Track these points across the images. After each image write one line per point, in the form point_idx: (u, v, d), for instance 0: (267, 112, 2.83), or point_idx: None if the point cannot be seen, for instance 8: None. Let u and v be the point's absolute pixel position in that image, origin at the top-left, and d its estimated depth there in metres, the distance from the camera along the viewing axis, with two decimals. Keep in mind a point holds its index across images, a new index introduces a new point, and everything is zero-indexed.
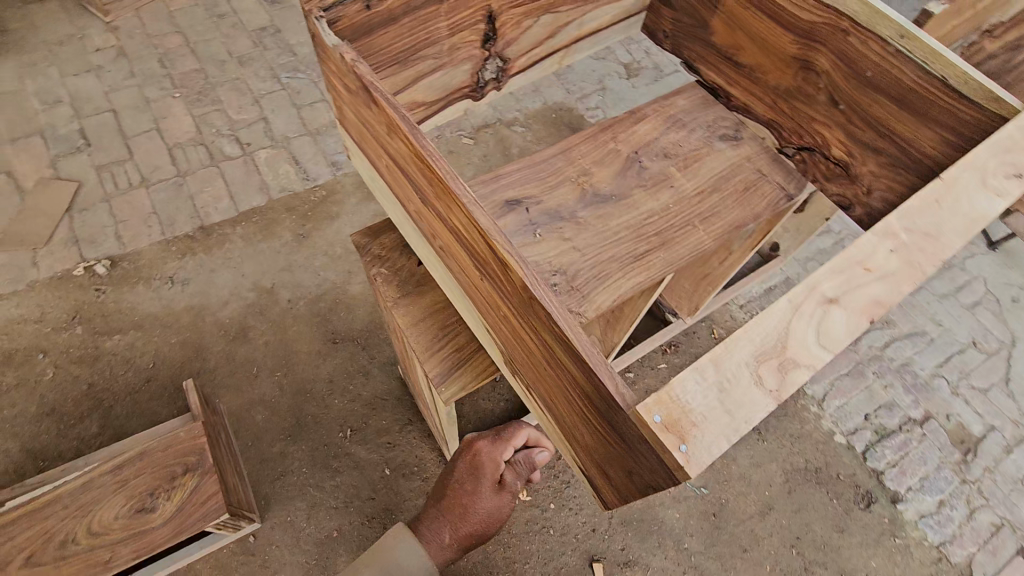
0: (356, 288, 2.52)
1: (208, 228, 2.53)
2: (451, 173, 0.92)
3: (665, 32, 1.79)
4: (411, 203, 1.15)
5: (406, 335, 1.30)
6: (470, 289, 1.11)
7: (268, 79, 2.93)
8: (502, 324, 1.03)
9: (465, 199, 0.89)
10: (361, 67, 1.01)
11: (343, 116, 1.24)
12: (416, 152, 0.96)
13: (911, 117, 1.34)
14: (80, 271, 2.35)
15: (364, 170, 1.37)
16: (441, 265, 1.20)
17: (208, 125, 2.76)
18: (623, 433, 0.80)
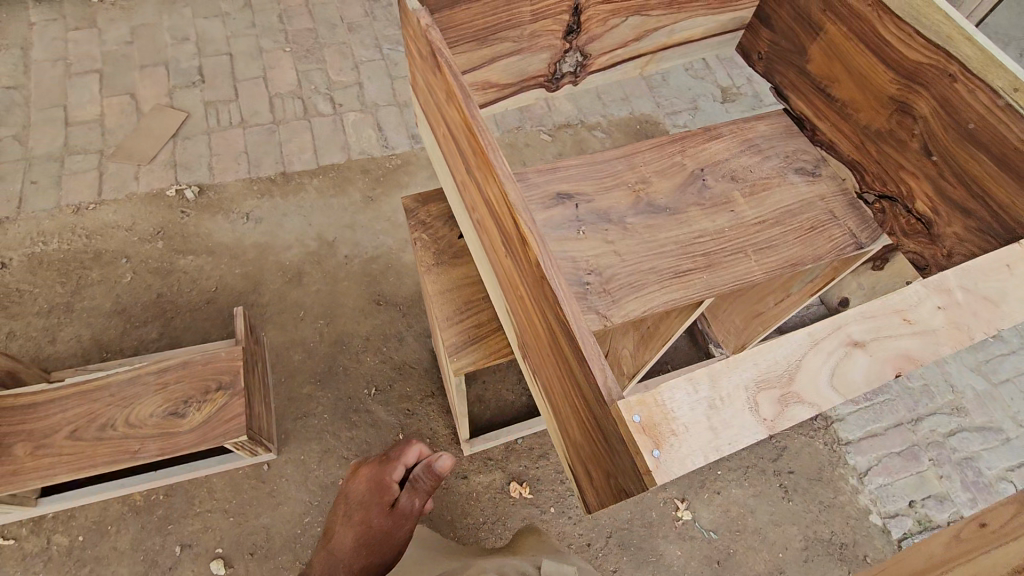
0: (409, 257, 2.62)
1: (288, 175, 2.70)
2: (493, 145, 0.94)
3: (760, 54, 1.71)
4: (459, 175, 1.18)
5: (432, 301, 1.33)
6: (496, 267, 1.12)
7: (371, 47, 3.09)
8: (518, 305, 1.05)
9: (501, 171, 0.91)
10: (433, 33, 1.05)
11: (414, 82, 1.29)
12: (467, 122, 0.99)
13: (1011, 180, 1.22)
14: (172, 193, 2.58)
15: (426, 138, 1.42)
16: (477, 241, 1.23)
17: (309, 81, 2.94)
18: (604, 430, 0.79)
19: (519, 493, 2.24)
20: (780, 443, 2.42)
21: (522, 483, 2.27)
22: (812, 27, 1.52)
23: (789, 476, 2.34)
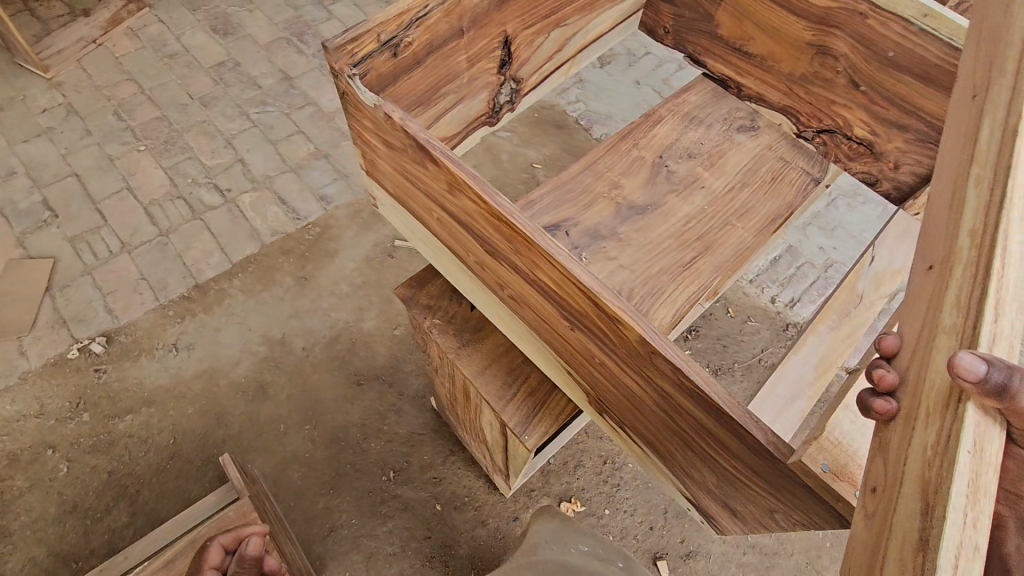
0: (370, 324, 2.46)
1: (203, 286, 2.43)
2: (537, 230, 0.87)
3: (666, 28, 1.74)
4: (471, 257, 1.10)
5: (473, 384, 1.24)
6: (550, 338, 1.07)
7: (235, 117, 2.85)
8: (597, 373, 1.01)
9: (560, 256, 0.85)
10: (412, 125, 0.94)
11: (377, 169, 1.17)
12: (493, 214, 0.90)
13: (938, 92, 1.34)
14: (76, 354, 2.23)
15: (398, 220, 1.30)
16: (509, 315, 1.15)
17: (182, 175, 2.65)
18: (766, 473, 0.82)
19: (572, 510, 2.21)
20: (769, 362, 2.67)
21: (571, 499, 2.24)
22: None
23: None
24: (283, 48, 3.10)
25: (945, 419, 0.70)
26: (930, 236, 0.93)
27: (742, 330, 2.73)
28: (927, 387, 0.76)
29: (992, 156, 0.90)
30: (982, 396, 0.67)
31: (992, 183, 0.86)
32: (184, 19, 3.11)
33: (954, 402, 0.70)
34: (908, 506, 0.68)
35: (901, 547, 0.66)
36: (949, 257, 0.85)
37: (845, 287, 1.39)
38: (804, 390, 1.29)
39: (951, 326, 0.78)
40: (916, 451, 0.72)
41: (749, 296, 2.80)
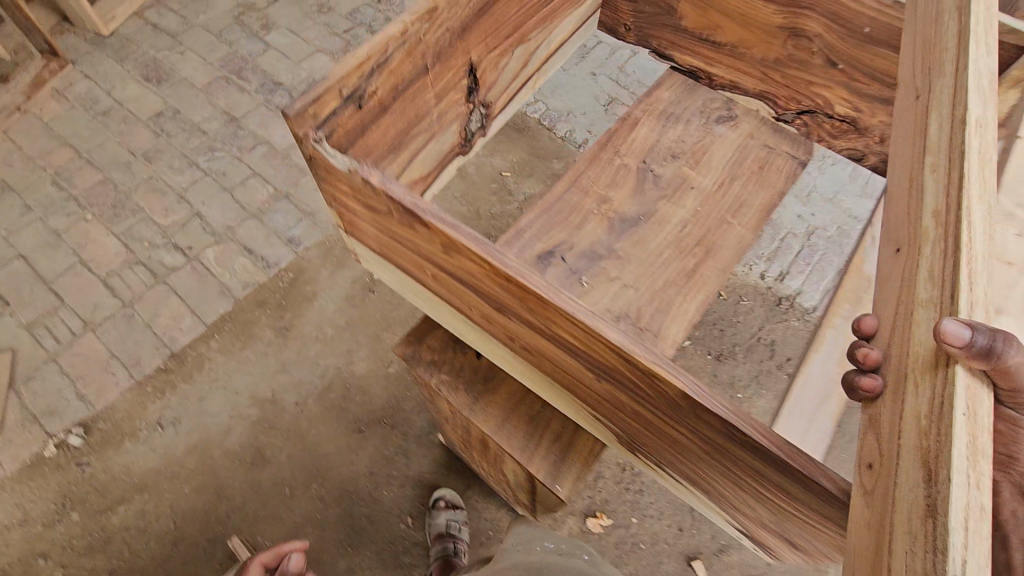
0: (362, 365, 2.36)
1: (179, 354, 2.30)
2: (551, 287, 0.80)
3: (627, 26, 1.66)
4: (475, 311, 1.03)
5: (493, 439, 1.17)
6: (573, 387, 1.01)
7: (184, 168, 2.69)
8: (630, 420, 0.95)
9: (582, 314, 0.78)
10: (394, 189, 0.86)
11: (357, 229, 1.08)
12: (499, 277, 0.83)
13: None
14: (53, 451, 2.09)
15: (387, 277, 1.22)
16: (523, 364, 1.08)
17: (137, 239, 2.50)
18: (830, 510, 0.78)
19: (600, 525, 2.17)
20: (768, 339, 2.65)
21: (596, 514, 2.19)
22: None
23: (789, 361, 2.61)
24: (222, 87, 2.94)
25: (933, 380, 0.75)
26: (900, 218, 1.01)
27: (737, 310, 2.70)
28: (912, 354, 0.81)
29: (944, 144, 0.94)
30: (970, 359, 0.70)
31: (947, 168, 0.90)
32: (112, 71, 2.94)
33: (942, 366, 0.74)
34: (907, 473, 0.71)
35: (910, 517, 0.67)
36: (919, 238, 0.91)
37: (852, 274, 1.35)
38: (832, 390, 1.27)
39: (929, 297, 0.83)
40: (909, 419, 0.76)
41: (738, 276, 2.78)
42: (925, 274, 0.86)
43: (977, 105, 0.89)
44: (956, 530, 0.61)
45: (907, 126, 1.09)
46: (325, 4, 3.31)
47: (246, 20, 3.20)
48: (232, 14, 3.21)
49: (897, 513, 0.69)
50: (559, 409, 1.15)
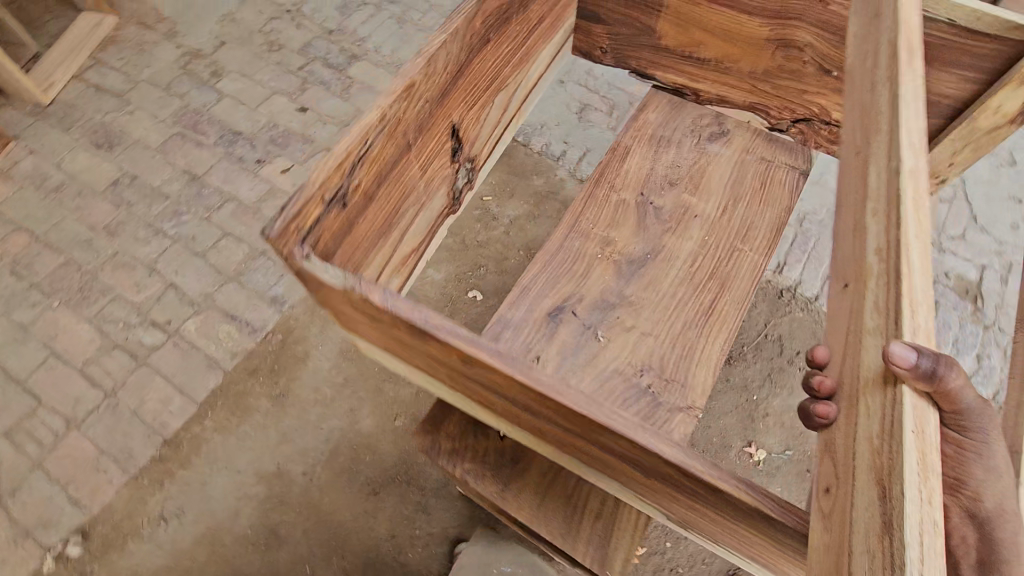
0: (368, 423, 2.26)
1: (173, 439, 2.18)
2: (589, 402, 0.77)
3: (603, 49, 1.57)
4: (497, 404, 0.97)
5: (532, 527, 1.12)
6: (613, 467, 0.97)
7: (150, 238, 2.55)
8: (677, 496, 0.92)
9: (626, 429, 0.75)
10: (402, 307, 0.79)
11: (356, 330, 0.99)
12: (529, 388, 0.78)
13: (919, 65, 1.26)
14: (52, 565, 1.98)
15: (392, 367, 1.14)
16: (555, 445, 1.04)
17: (111, 321, 2.37)
18: None
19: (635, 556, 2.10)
20: (775, 335, 2.57)
21: None
22: (650, 6, 1.42)
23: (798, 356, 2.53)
24: (178, 144, 2.79)
25: (881, 400, 0.77)
26: (848, 258, 1.03)
27: None
28: (859, 378, 0.84)
29: (882, 192, 0.94)
30: (916, 382, 0.73)
31: (886, 210, 0.90)
32: (59, 142, 2.78)
33: (890, 386, 0.76)
34: (863, 494, 0.72)
35: (867, 537, 0.68)
36: (863, 276, 0.91)
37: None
38: None
39: (876, 329, 0.84)
40: (862, 440, 0.77)
41: None
42: (869, 317, 0.86)
43: (907, 157, 0.90)
44: (911, 544, 0.61)
45: (851, 173, 1.09)
46: (276, 42, 3.17)
47: (194, 69, 3.05)
48: (178, 64, 3.06)
49: (859, 536, 0.69)
50: (594, 482, 1.11)
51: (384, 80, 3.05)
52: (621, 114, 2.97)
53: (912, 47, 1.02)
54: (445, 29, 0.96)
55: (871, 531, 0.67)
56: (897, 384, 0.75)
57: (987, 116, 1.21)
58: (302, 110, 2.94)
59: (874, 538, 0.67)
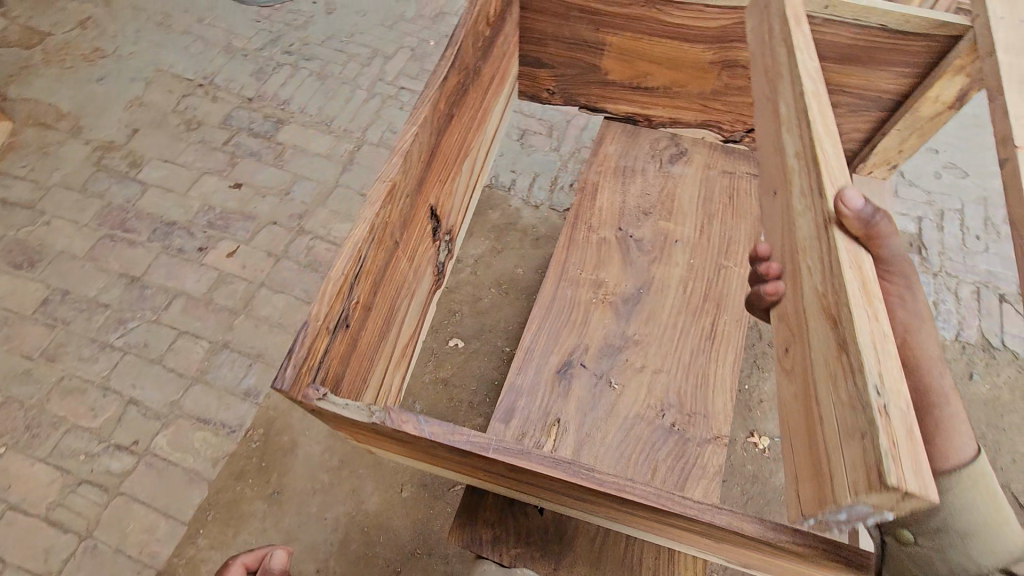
0: (373, 500, 2.15)
1: (166, 568, 2.01)
2: (635, 486, 0.79)
3: (550, 90, 1.56)
4: (534, 487, 0.97)
5: None
6: (658, 525, 1.00)
7: (97, 354, 2.36)
8: (736, 544, 0.96)
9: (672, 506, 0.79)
10: (436, 429, 0.78)
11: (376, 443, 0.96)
12: (586, 487, 0.80)
13: (857, 67, 1.38)
14: None
15: (413, 462, 1.12)
16: (597, 511, 1.04)
17: (70, 455, 2.17)
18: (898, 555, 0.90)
19: None
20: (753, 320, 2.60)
21: None
22: (592, 46, 1.43)
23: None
24: (108, 248, 2.61)
25: (822, 260, 0.95)
26: (772, 166, 1.19)
27: None
28: (800, 251, 1.04)
29: (792, 113, 1.10)
30: (857, 230, 0.91)
31: (798, 124, 1.07)
32: None
33: (826, 234, 0.94)
34: (822, 334, 0.92)
35: (828, 365, 0.88)
36: (789, 178, 1.10)
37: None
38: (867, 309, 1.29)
39: (806, 211, 1.02)
40: (812, 297, 0.97)
41: None
42: (799, 205, 1.05)
43: (808, 81, 1.05)
44: (864, 350, 0.79)
45: (765, 122, 1.22)
46: (193, 119, 3.02)
47: (109, 163, 2.86)
48: (91, 161, 2.86)
49: (824, 368, 0.89)
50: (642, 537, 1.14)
51: (316, 141, 2.96)
52: (561, 134, 3.00)
53: (800, 17, 1.14)
54: (414, 120, 0.92)
55: (832, 358, 0.86)
56: (827, 227, 0.94)
57: (928, 107, 1.36)
58: (235, 186, 2.81)
59: (835, 362, 0.85)
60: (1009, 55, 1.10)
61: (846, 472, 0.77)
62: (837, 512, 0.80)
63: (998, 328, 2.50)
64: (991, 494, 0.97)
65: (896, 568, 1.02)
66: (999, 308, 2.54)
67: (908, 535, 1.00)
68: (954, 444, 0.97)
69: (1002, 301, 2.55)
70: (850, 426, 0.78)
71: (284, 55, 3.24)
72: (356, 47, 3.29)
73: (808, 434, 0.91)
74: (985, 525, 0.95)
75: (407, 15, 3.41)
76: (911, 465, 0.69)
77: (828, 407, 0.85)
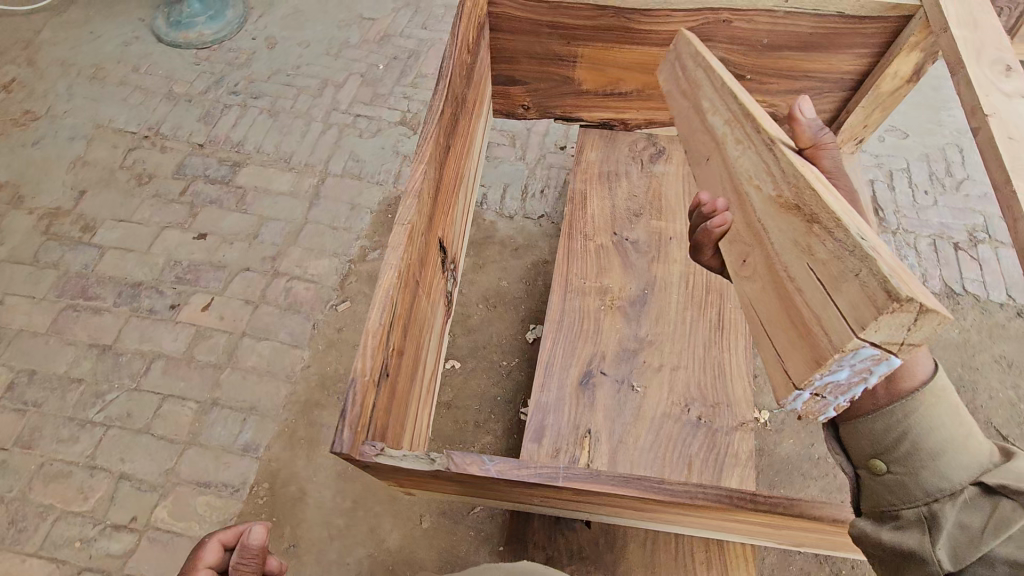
0: (393, 536, 2.10)
1: None
2: (680, 486, 0.86)
3: (525, 105, 1.65)
4: (580, 504, 1.00)
5: None
6: (714, 521, 1.04)
7: (77, 432, 2.23)
8: (772, 523, 1.05)
9: (709, 500, 0.85)
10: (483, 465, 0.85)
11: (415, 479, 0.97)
12: (648, 497, 0.86)
13: (817, 54, 1.48)
14: None
15: (445, 495, 1.13)
16: (655, 518, 1.06)
17: (65, 543, 2.05)
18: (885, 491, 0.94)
19: None
20: None
21: None
22: (565, 59, 1.52)
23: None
24: (72, 319, 2.48)
25: (772, 172, 1.02)
26: (692, 141, 1.30)
27: None
28: (741, 179, 1.10)
29: (715, 100, 1.24)
30: (805, 131, 1.25)
31: (721, 97, 1.22)
32: None
33: (772, 148, 1.04)
34: (782, 227, 0.95)
35: (794, 247, 0.91)
36: (721, 143, 1.19)
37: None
38: None
39: (744, 149, 1.12)
40: (764, 203, 1.01)
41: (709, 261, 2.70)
42: (736, 151, 1.14)
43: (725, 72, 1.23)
44: (839, 215, 0.85)
45: (681, 121, 1.35)
46: (143, 173, 2.90)
47: (59, 230, 2.71)
48: (38, 230, 2.71)
49: (791, 251, 0.91)
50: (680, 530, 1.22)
51: (278, 179, 2.89)
52: (524, 143, 3.02)
53: (699, 52, 1.34)
54: (419, 158, 0.93)
55: (799, 237, 0.90)
56: (775, 143, 1.03)
57: (888, 82, 1.48)
58: (200, 236, 2.71)
59: (805, 239, 0.89)
60: (961, 29, 1.26)
61: (844, 315, 0.78)
62: (840, 360, 0.79)
63: (957, 274, 2.65)
64: (953, 409, 0.91)
65: (871, 502, 0.96)
66: (954, 255, 2.69)
67: (881, 464, 0.93)
68: (914, 364, 0.92)
69: (957, 248, 2.71)
70: (835, 274, 0.81)
71: (230, 96, 3.16)
72: (305, 79, 3.23)
73: (783, 314, 0.90)
74: (952, 440, 0.90)
75: (351, 41, 3.37)
76: (913, 286, 0.73)
77: (806, 274, 0.86)
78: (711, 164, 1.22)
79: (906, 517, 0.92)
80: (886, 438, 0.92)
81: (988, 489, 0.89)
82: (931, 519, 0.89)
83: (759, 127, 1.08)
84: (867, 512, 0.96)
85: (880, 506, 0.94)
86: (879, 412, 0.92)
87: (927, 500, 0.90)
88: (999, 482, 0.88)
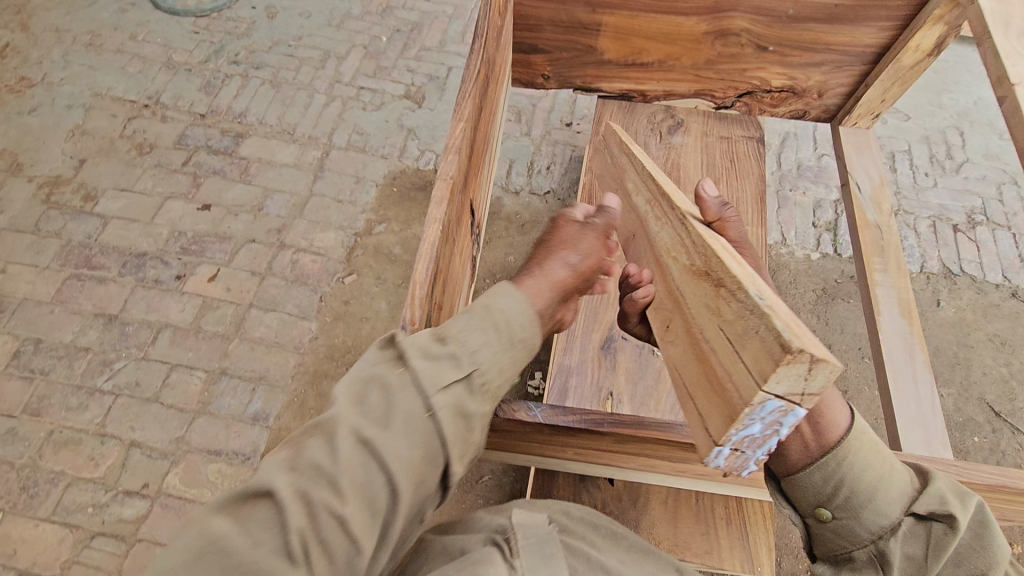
0: None
1: None
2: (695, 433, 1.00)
3: (546, 75, 1.71)
4: (609, 457, 1.11)
5: (676, 540, 1.39)
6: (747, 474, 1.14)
7: (86, 401, 2.23)
8: None
9: None
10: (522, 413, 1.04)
11: None
12: (672, 441, 1.00)
13: (840, 26, 1.52)
14: None
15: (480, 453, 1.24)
16: (687, 475, 1.16)
17: (78, 508, 2.07)
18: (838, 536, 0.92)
19: None
20: None
21: None
22: (590, 29, 1.59)
23: (839, 283, 2.45)
24: (76, 288, 2.46)
25: (685, 244, 1.01)
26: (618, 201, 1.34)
27: None
28: (662, 251, 1.09)
29: (632, 167, 1.26)
30: (709, 208, 1.15)
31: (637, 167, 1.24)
32: None
33: (679, 216, 1.05)
34: (696, 293, 0.95)
35: (706, 313, 0.90)
36: (643, 220, 1.19)
37: (864, 227, 1.63)
38: (912, 340, 1.50)
39: (664, 224, 1.10)
40: (680, 272, 1.01)
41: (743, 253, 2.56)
42: (657, 228, 1.13)
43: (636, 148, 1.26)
44: (740, 276, 0.84)
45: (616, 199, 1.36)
46: (144, 143, 2.85)
47: (60, 199, 2.67)
48: (38, 199, 2.67)
49: (703, 314, 0.91)
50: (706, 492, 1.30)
51: (282, 151, 2.86)
52: (530, 118, 3.01)
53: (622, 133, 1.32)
54: (459, 115, 0.98)
55: (710, 302, 0.89)
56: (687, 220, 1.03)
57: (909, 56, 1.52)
58: (204, 207, 2.69)
59: (715, 302, 0.88)
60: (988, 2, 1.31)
61: (748, 369, 0.77)
62: (751, 414, 0.78)
63: (955, 255, 2.70)
64: (874, 448, 0.91)
65: (823, 547, 0.95)
66: (952, 237, 2.75)
67: (826, 513, 0.92)
68: (833, 415, 0.92)
69: (954, 230, 2.76)
70: (739, 333, 0.80)
71: (231, 66, 3.10)
72: (308, 49, 3.18)
73: (701, 374, 0.89)
74: (881, 479, 0.90)
75: (353, 12, 3.31)
76: (803, 335, 0.73)
77: (716, 333, 0.86)
78: (637, 238, 1.22)
79: (859, 558, 0.91)
80: (824, 489, 0.92)
81: (920, 517, 0.90)
82: (880, 557, 0.89)
83: (672, 205, 1.08)
84: (821, 556, 0.96)
85: (832, 550, 0.94)
86: (813, 466, 0.92)
87: (872, 539, 0.91)
88: (928, 509, 0.89)
